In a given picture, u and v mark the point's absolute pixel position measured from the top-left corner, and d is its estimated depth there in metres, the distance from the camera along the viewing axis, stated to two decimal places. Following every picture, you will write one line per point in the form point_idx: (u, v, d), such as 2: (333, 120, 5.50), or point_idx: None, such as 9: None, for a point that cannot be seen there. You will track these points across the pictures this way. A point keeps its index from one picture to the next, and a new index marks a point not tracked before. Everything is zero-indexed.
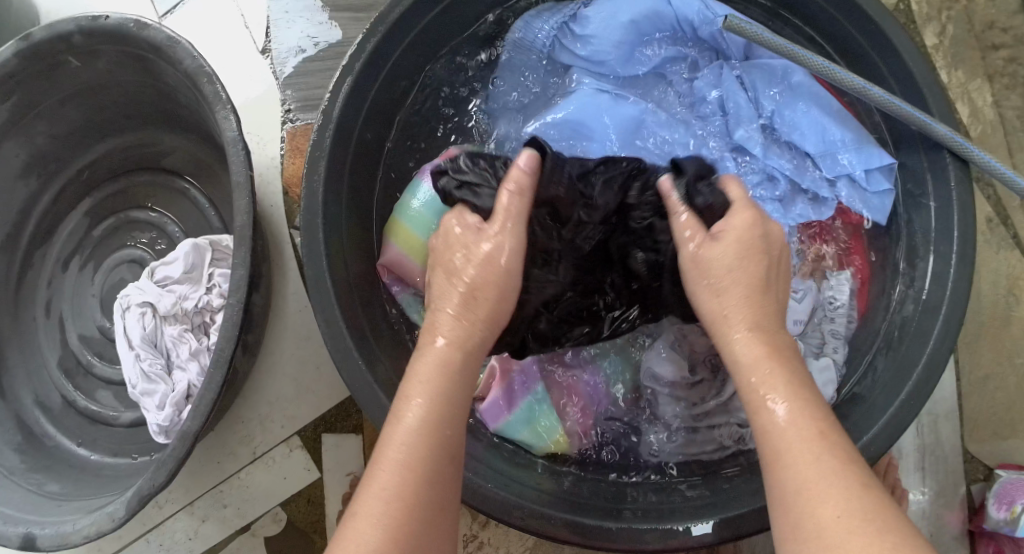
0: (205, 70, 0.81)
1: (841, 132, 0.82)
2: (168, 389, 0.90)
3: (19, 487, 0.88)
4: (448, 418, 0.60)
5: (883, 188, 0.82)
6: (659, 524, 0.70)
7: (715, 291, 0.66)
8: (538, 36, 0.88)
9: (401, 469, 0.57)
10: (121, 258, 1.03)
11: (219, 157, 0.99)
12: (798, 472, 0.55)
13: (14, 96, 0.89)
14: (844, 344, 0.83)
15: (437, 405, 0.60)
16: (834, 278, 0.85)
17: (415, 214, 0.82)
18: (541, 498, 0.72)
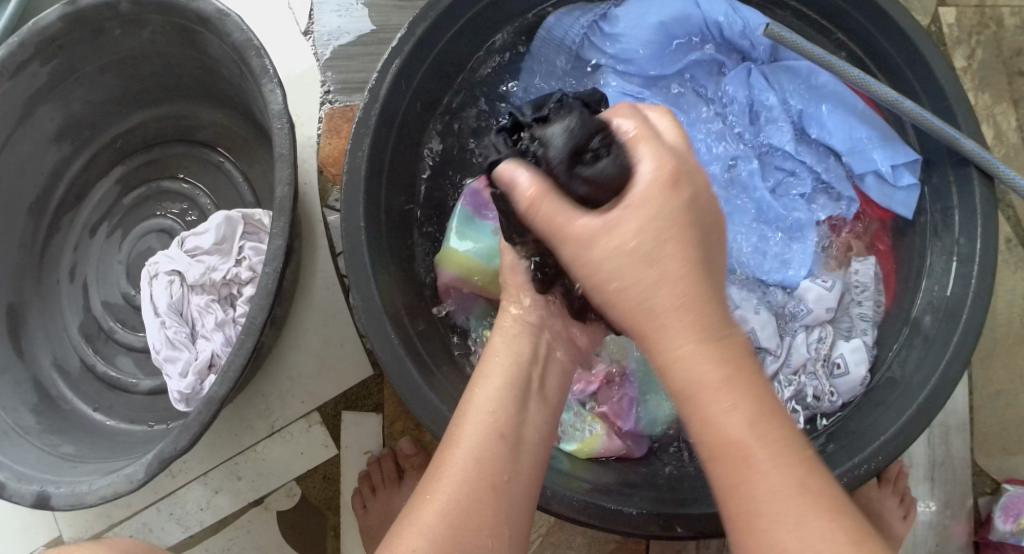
0: (253, 44, 0.83)
1: (866, 130, 0.84)
2: (191, 357, 0.90)
3: (35, 446, 0.88)
4: (512, 401, 0.62)
5: (909, 182, 0.84)
6: (680, 511, 0.70)
7: (620, 249, 0.55)
8: (569, 31, 0.89)
9: (473, 454, 0.59)
10: (149, 227, 1.03)
11: (256, 133, 1.00)
12: (766, 478, 0.52)
13: (57, 59, 0.90)
14: (872, 326, 0.84)
15: (504, 390, 0.63)
16: (860, 263, 0.86)
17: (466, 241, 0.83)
18: (567, 482, 0.73)
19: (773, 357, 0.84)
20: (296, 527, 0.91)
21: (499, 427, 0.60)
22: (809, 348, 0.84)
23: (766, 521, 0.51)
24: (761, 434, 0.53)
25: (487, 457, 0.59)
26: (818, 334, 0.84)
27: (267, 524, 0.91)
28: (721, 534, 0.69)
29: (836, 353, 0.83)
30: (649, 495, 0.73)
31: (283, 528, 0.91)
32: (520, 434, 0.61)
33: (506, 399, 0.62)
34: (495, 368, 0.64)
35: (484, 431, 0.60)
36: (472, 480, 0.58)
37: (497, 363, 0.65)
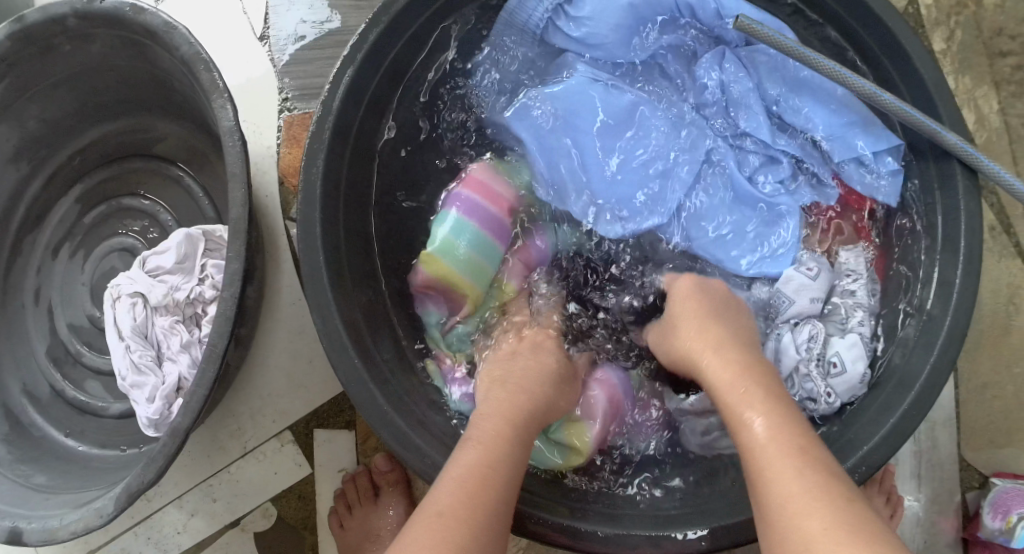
0: (202, 57, 0.80)
1: (846, 117, 0.83)
2: (158, 382, 0.88)
3: (5, 478, 0.87)
4: (505, 445, 0.63)
5: (894, 167, 0.82)
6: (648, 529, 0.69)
7: (700, 334, 0.71)
8: (532, 16, 0.86)
9: (457, 489, 0.59)
10: (112, 246, 1.01)
11: (214, 144, 0.97)
12: (780, 488, 0.55)
13: (6, 80, 0.87)
14: (868, 317, 0.81)
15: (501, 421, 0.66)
16: (850, 252, 0.85)
17: (444, 241, 0.83)
18: (541, 501, 0.71)
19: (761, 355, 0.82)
20: (273, 548, 0.90)
21: (495, 473, 0.61)
22: (798, 348, 0.80)
23: (810, 515, 0.53)
24: (790, 458, 0.57)
25: (479, 495, 0.59)
26: (810, 333, 0.81)
27: (245, 546, 0.90)
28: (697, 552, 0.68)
29: (831, 352, 0.79)
30: (623, 514, 0.72)
31: (261, 550, 0.90)
32: (511, 478, 0.62)
33: (501, 447, 0.63)
34: (497, 392, 0.71)
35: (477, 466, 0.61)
36: (455, 514, 0.57)
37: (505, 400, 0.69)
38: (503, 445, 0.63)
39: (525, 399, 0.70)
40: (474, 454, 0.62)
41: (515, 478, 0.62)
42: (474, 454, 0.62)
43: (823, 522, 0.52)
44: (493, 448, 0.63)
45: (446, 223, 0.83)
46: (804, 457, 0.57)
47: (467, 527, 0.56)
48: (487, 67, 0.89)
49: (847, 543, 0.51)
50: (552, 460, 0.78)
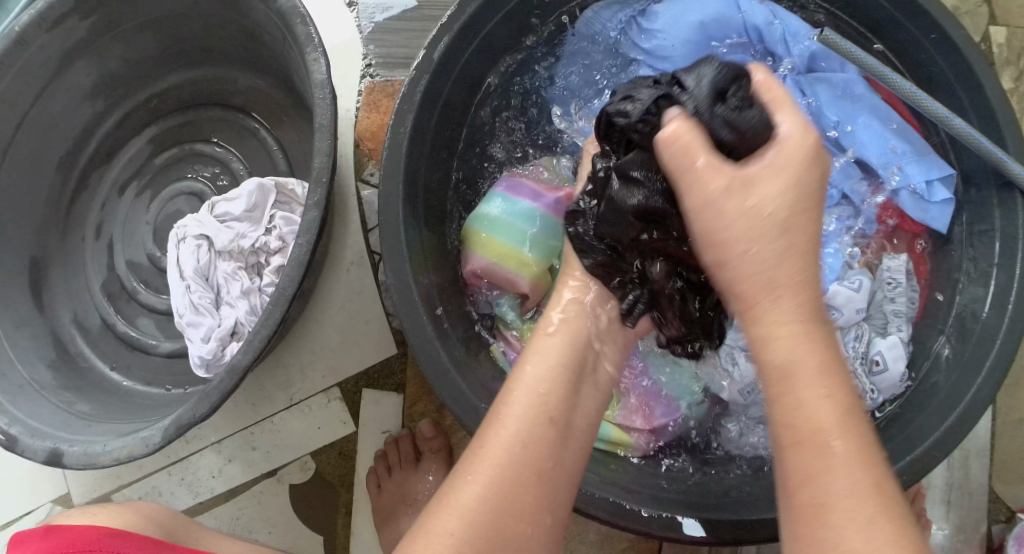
0: (300, 12, 0.81)
1: (903, 145, 0.83)
2: (215, 324, 0.89)
3: (50, 402, 0.88)
4: (546, 420, 0.59)
5: (943, 198, 0.82)
6: (665, 512, 0.68)
7: (739, 192, 0.55)
8: (607, 25, 0.88)
9: (492, 480, 0.56)
10: (179, 190, 1.02)
11: (293, 101, 0.99)
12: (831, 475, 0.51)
13: (96, 14, 0.89)
14: (906, 323, 0.83)
15: (539, 389, 0.61)
16: (890, 260, 0.85)
17: (497, 220, 0.82)
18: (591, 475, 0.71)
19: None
20: (308, 501, 0.91)
21: (523, 477, 0.56)
22: (838, 351, 0.82)
23: (838, 512, 0.50)
24: (846, 456, 0.52)
25: (519, 484, 0.56)
26: (854, 333, 0.83)
27: (279, 496, 0.91)
28: (739, 540, 0.68)
29: (874, 349, 0.82)
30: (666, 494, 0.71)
31: (294, 501, 0.91)
32: (541, 474, 0.57)
33: (535, 448, 0.58)
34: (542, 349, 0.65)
35: (512, 451, 0.57)
36: (489, 508, 0.54)
37: (533, 377, 0.62)
38: (530, 442, 0.58)
39: (562, 380, 0.62)
40: (495, 455, 0.57)
41: (548, 472, 0.58)
42: (499, 450, 0.57)
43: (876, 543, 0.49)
44: (516, 446, 0.57)
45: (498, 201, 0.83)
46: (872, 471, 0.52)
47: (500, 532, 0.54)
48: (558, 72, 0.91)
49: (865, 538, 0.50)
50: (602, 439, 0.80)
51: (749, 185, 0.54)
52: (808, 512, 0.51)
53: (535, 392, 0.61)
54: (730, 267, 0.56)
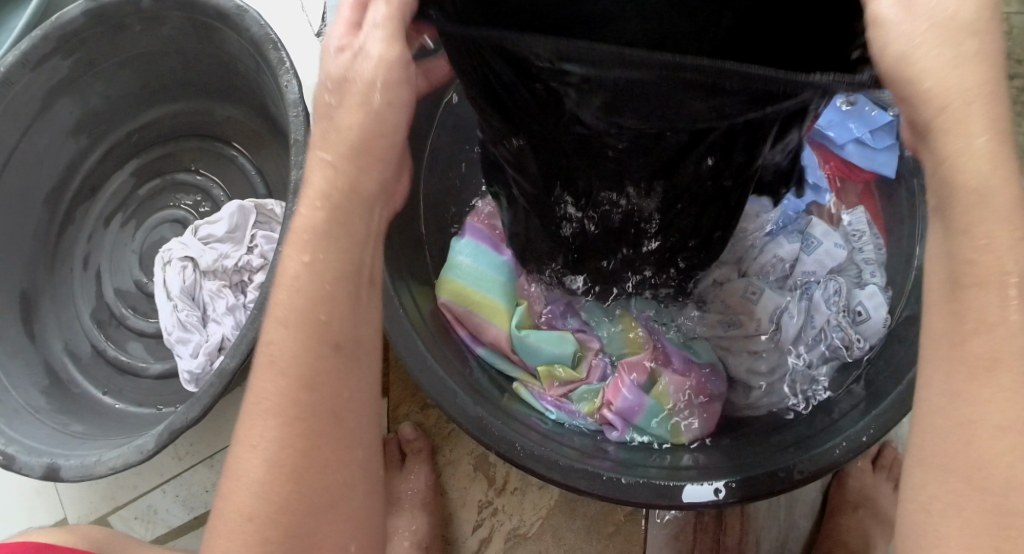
0: (272, 38, 0.86)
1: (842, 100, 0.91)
2: (202, 339, 0.92)
3: (45, 425, 0.90)
4: (309, 336, 0.50)
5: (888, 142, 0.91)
6: (654, 481, 0.71)
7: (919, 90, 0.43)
8: None
9: (271, 439, 0.50)
10: (164, 218, 1.06)
11: (270, 128, 1.03)
12: (996, 407, 0.42)
13: (78, 53, 0.94)
14: (878, 268, 0.88)
15: (291, 328, 0.50)
16: (852, 216, 0.91)
17: (473, 272, 0.86)
18: (577, 454, 0.74)
19: (747, 316, 0.85)
20: None
21: (309, 378, 0.50)
22: (741, 298, 0.85)
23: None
24: (1009, 371, 0.42)
25: (299, 439, 0.50)
26: (834, 288, 0.86)
27: None
28: (714, 505, 0.70)
29: (856, 301, 0.85)
30: (670, 469, 0.74)
31: None
32: (334, 354, 0.50)
33: (297, 385, 0.49)
34: (295, 242, 0.51)
35: (280, 396, 0.50)
36: (280, 473, 0.50)
37: (286, 272, 0.51)
38: (313, 349, 0.50)
39: (313, 250, 0.50)
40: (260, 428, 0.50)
41: (336, 350, 0.50)
42: (266, 414, 0.50)
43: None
44: (273, 410, 0.50)
45: (468, 254, 0.87)
46: None
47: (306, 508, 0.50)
48: None
49: None
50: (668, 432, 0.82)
51: (949, 119, 0.42)
52: (967, 425, 0.43)
53: (302, 278, 0.50)
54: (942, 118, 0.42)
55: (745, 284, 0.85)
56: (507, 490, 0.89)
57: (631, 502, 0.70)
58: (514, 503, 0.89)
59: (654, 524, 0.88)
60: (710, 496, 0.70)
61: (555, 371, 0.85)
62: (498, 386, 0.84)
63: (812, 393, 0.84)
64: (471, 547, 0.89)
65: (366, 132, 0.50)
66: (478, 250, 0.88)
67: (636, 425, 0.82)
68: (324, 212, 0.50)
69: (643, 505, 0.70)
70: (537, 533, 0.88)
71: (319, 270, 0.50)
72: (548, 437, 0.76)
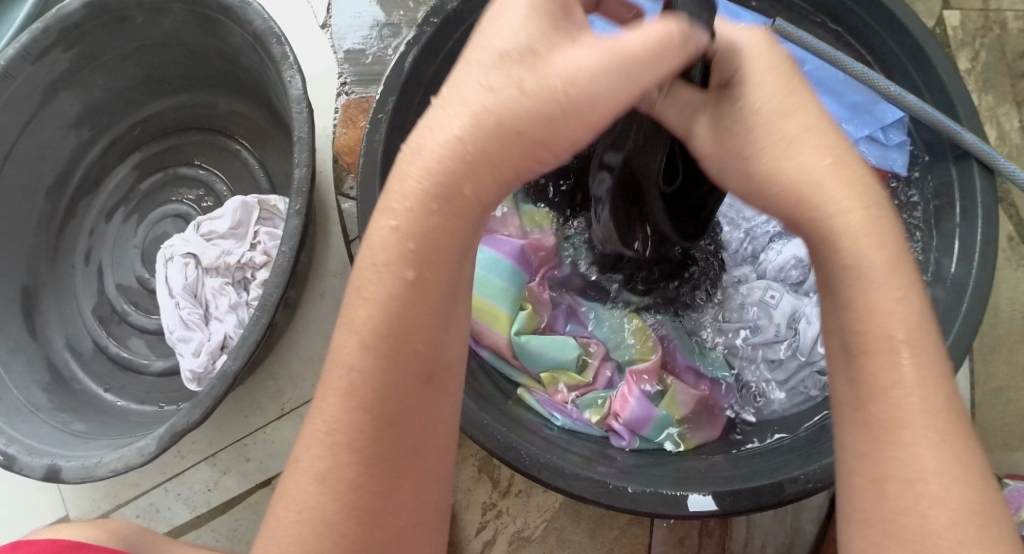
0: (274, 31, 0.84)
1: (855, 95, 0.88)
2: (204, 338, 0.91)
3: (46, 423, 0.89)
4: (402, 368, 0.49)
5: (900, 140, 0.87)
6: (657, 489, 0.70)
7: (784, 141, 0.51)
8: None
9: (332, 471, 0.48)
10: (166, 213, 1.05)
11: (273, 122, 1.02)
12: (912, 453, 0.47)
13: (79, 46, 0.92)
14: None
15: (376, 351, 0.48)
16: None
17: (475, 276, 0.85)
18: (582, 463, 0.72)
19: (766, 320, 0.85)
20: None
21: (389, 405, 0.49)
22: (758, 300, 0.86)
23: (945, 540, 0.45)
24: (927, 421, 0.47)
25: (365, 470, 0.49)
26: None
27: None
28: (717, 514, 0.69)
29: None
30: (675, 476, 0.73)
31: None
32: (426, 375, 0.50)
33: (374, 413, 0.49)
34: (389, 266, 0.48)
35: (353, 424, 0.48)
36: (345, 505, 0.49)
37: (373, 287, 0.48)
38: (397, 377, 0.49)
39: (405, 261, 0.48)
40: (323, 429, 0.49)
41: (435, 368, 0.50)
42: (334, 446, 0.48)
43: (952, 515, 0.45)
44: (346, 439, 0.48)
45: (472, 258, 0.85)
46: (950, 419, 0.47)
47: (370, 534, 0.49)
48: None
49: (968, 540, 0.45)
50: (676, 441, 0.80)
51: (815, 177, 0.50)
52: (884, 470, 0.47)
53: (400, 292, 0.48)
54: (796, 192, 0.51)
55: (763, 288, 0.86)
56: (512, 492, 0.88)
57: (635, 511, 0.69)
58: (518, 505, 0.88)
59: (659, 525, 0.87)
60: (712, 504, 0.68)
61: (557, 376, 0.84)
62: (502, 391, 0.82)
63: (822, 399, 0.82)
64: (475, 549, 0.87)
65: (488, 160, 0.47)
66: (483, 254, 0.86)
67: (643, 435, 0.80)
68: (423, 221, 0.47)
69: (646, 513, 0.69)
70: (541, 536, 0.87)
71: (408, 283, 0.48)
72: (553, 445, 0.74)
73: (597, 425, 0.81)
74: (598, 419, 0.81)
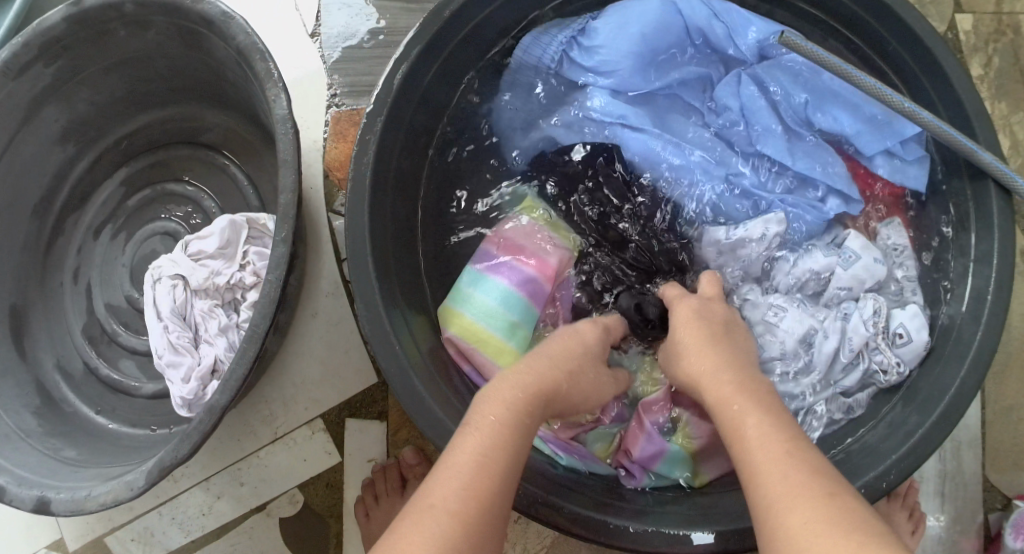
0: (259, 47, 0.81)
1: (871, 108, 0.83)
2: (194, 362, 0.89)
3: (36, 450, 0.88)
4: (510, 442, 0.59)
5: (919, 154, 0.83)
6: (659, 527, 0.67)
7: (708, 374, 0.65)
8: (548, 51, 0.87)
9: (459, 502, 0.54)
10: (155, 230, 1.03)
11: (262, 136, 0.99)
12: (767, 488, 0.54)
13: (60, 61, 0.89)
14: (918, 286, 0.82)
15: (498, 433, 0.59)
16: (887, 229, 0.84)
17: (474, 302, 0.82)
18: (587, 502, 0.70)
19: (771, 338, 0.82)
20: (299, 534, 0.91)
21: (495, 471, 0.57)
22: (760, 320, 0.82)
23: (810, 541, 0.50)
24: (778, 453, 0.55)
25: (474, 519, 0.54)
26: (872, 308, 0.80)
27: (269, 531, 0.91)
28: (718, 553, 0.67)
29: (895, 323, 0.79)
30: (688, 514, 0.70)
31: (285, 535, 0.91)
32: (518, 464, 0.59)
33: (497, 472, 0.57)
34: (501, 390, 0.63)
35: (472, 470, 0.56)
36: (463, 527, 0.53)
37: (509, 391, 0.63)
38: (510, 448, 0.59)
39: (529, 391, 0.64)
40: (460, 486, 0.55)
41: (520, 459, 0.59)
42: (448, 490, 0.55)
43: (804, 516, 0.51)
44: (475, 474, 0.56)
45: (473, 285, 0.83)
46: (794, 452, 0.56)
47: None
48: (500, 104, 0.90)
49: (827, 533, 0.50)
50: (690, 476, 0.78)
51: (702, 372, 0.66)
52: (762, 513, 0.53)
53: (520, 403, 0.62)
54: (693, 390, 0.68)
55: (770, 304, 0.82)
56: (511, 519, 0.86)
57: (637, 550, 0.67)
58: (516, 532, 0.86)
59: None
60: (711, 541, 0.67)
61: (565, 408, 0.81)
62: None
63: (847, 421, 0.81)
64: None
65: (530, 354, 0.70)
66: (484, 280, 0.83)
67: (654, 471, 0.78)
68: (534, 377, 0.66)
69: (649, 552, 0.67)
70: None
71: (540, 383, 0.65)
72: (560, 484, 0.71)
73: (609, 462, 0.80)
74: (608, 456, 0.81)
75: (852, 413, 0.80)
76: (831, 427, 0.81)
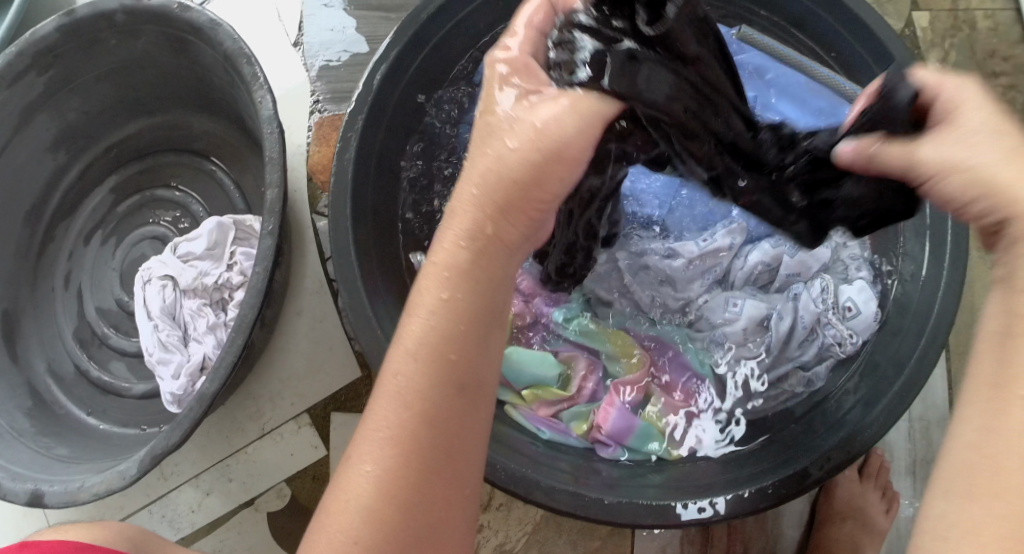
0: (245, 52, 0.84)
1: (819, 101, 0.88)
2: (184, 359, 0.92)
3: (28, 448, 0.89)
4: (445, 354, 0.55)
5: None
6: (634, 500, 0.71)
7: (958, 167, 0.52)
8: None
9: (385, 454, 0.53)
10: (143, 234, 1.05)
11: (247, 141, 1.02)
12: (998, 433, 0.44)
13: (52, 70, 0.92)
14: (865, 263, 0.86)
15: (427, 345, 0.55)
16: None
17: None
18: (572, 480, 0.74)
19: (729, 327, 0.84)
20: (287, 527, 0.93)
21: (431, 394, 0.54)
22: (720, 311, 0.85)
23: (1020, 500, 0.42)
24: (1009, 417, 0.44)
25: (412, 457, 0.53)
26: (820, 286, 0.85)
27: (257, 525, 0.93)
28: (705, 523, 0.71)
29: (844, 297, 0.83)
30: (662, 485, 0.75)
31: (273, 528, 0.93)
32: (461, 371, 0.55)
33: (427, 391, 0.54)
34: (435, 274, 0.57)
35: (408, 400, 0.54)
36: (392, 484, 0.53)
37: (440, 265, 0.57)
38: (442, 365, 0.55)
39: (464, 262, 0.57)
40: (385, 427, 0.54)
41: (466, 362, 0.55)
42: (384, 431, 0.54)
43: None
44: (403, 408, 0.54)
45: None
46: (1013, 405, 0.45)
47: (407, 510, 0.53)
48: None
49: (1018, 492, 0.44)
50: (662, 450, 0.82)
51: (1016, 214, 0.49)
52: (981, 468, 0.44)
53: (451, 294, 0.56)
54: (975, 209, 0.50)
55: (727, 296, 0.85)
56: (493, 506, 0.88)
57: (614, 523, 0.70)
58: (499, 518, 0.88)
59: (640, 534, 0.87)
60: (695, 513, 0.71)
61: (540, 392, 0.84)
62: None
63: (808, 395, 0.83)
64: None
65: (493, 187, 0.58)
66: None
67: (628, 445, 0.82)
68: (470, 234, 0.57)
69: (622, 525, 0.70)
70: (523, 548, 0.88)
71: (471, 249, 0.57)
72: (539, 461, 0.75)
73: (583, 438, 0.83)
74: (583, 433, 0.83)
75: (812, 385, 0.83)
76: (794, 400, 0.84)
